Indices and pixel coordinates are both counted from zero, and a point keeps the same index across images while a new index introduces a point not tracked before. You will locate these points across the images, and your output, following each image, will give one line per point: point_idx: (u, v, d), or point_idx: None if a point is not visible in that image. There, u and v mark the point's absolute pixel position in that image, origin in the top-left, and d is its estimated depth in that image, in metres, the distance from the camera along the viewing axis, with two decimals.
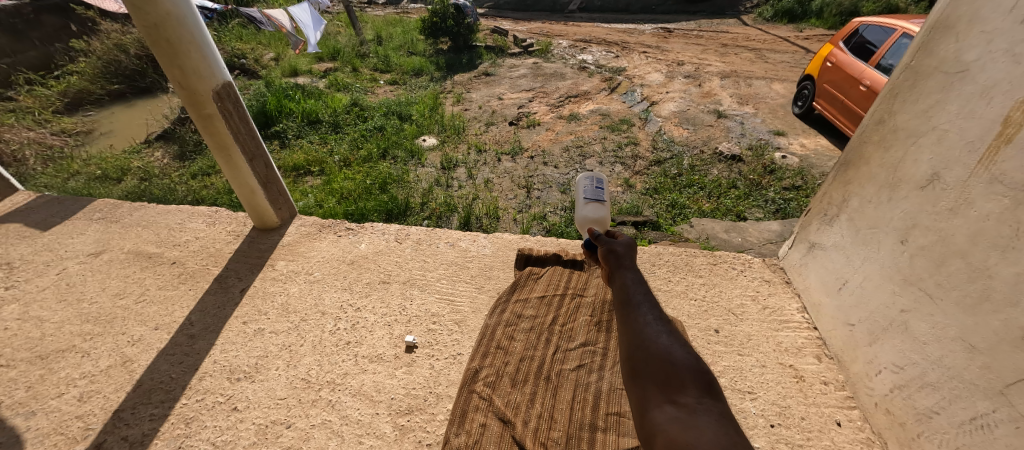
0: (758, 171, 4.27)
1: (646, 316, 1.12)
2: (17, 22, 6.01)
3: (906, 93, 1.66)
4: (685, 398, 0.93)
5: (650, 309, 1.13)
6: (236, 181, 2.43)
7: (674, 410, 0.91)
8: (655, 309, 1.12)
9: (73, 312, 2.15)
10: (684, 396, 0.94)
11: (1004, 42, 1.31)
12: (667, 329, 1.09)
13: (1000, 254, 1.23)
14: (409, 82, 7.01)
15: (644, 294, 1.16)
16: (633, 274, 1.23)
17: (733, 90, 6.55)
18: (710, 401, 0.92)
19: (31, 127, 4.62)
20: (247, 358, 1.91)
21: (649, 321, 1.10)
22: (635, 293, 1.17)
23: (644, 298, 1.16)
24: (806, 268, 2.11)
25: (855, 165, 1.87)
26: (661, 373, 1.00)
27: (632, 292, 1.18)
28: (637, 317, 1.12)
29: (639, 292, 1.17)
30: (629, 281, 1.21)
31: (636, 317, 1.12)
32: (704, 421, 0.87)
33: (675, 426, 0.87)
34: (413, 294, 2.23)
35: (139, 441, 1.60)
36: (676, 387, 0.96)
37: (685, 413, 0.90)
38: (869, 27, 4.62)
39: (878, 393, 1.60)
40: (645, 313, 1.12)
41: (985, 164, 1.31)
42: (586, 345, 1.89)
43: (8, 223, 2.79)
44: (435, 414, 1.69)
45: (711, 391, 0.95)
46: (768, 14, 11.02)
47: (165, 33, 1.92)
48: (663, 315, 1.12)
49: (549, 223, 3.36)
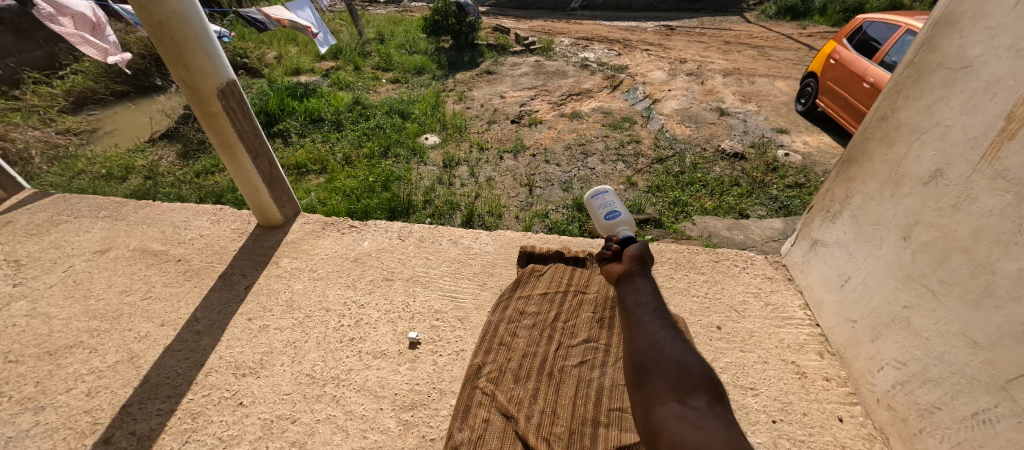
0: (761, 169, 4.25)
1: (659, 323, 1.18)
2: (22, 21, 5.88)
3: (910, 89, 1.66)
4: (695, 401, 0.96)
5: (664, 316, 1.20)
6: (240, 179, 2.44)
7: (683, 410, 0.94)
8: (668, 317, 1.20)
9: (81, 308, 2.17)
10: (695, 399, 0.97)
11: (1007, 39, 1.31)
12: (680, 337, 1.14)
13: (1002, 249, 1.23)
14: (412, 80, 7.02)
15: (659, 303, 1.24)
16: (650, 284, 1.31)
17: (736, 88, 6.53)
18: (719, 408, 0.95)
19: (36, 126, 4.64)
20: (252, 354, 1.93)
21: (664, 327, 1.16)
22: (651, 299, 1.24)
23: (659, 306, 1.24)
24: (809, 265, 2.11)
25: (858, 162, 1.87)
26: (672, 376, 1.03)
27: (647, 299, 1.25)
28: (652, 321, 1.18)
29: (655, 301, 1.24)
30: (645, 289, 1.28)
31: (651, 321, 1.18)
32: (714, 423, 0.89)
33: (684, 424, 0.89)
34: (416, 291, 2.24)
35: (148, 436, 1.62)
36: (686, 390, 0.99)
37: (693, 414, 0.92)
38: (874, 24, 4.59)
39: (880, 389, 1.60)
40: (660, 319, 1.18)
41: (988, 160, 1.31)
42: (589, 341, 1.90)
43: (15, 221, 2.81)
44: (438, 409, 1.70)
45: (720, 400, 0.98)
46: (772, 11, 11.04)
47: (171, 32, 1.94)
48: (675, 324, 1.19)
49: (551, 221, 3.37)
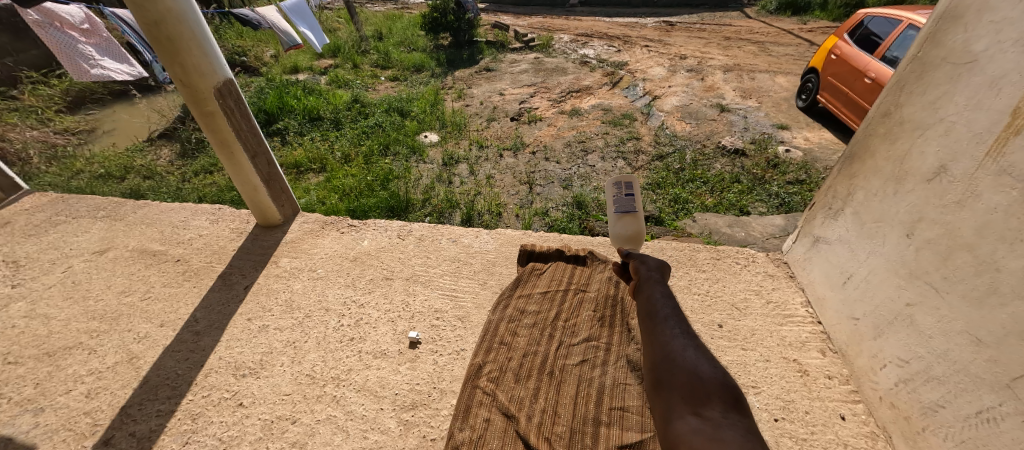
0: (762, 165, 4.24)
1: (671, 331, 1.19)
2: (20, 21, 5.87)
3: (913, 85, 1.64)
4: (710, 412, 0.96)
5: (676, 323, 1.21)
6: (238, 179, 2.42)
7: (698, 423, 0.94)
8: (680, 323, 1.20)
9: (81, 309, 2.17)
10: (710, 409, 0.97)
11: (1014, 33, 1.29)
12: (693, 344, 1.15)
13: (1007, 247, 1.22)
14: (410, 78, 6.98)
15: (670, 309, 1.24)
16: (661, 289, 1.31)
17: (735, 84, 6.51)
18: (735, 416, 0.94)
19: (33, 126, 4.58)
20: (252, 355, 1.92)
21: (676, 337, 1.16)
22: (662, 308, 1.25)
23: (671, 311, 1.24)
24: (811, 263, 2.10)
25: (860, 159, 1.86)
26: (686, 387, 1.04)
27: (659, 307, 1.26)
28: (664, 331, 1.19)
29: (666, 307, 1.25)
30: (657, 296, 1.29)
31: (663, 331, 1.20)
32: (729, 434, 0.88)
33: (698, 437, 0.90)
34: (416, 290, 2.23)
35: (147, 437, 1.61)
36: (701, 401, 0.99)
37: (708, 426, 0.92)
38: (874, 18, 4.55)
39: (883, 386, 1.59)
40: (672, 327, 1.19)
41: (993, 156, 1.30)
42: (589, 340, 1.88)
43: (13, 222, 2.79)
44: (438, 409, 1.70)
45: (737, 407, 0.97)
46: (773, 6, 10.89)
47: (166, 31, 1.92)
48: (688, 330, 1.19)
49: (551, 219, 3.35)
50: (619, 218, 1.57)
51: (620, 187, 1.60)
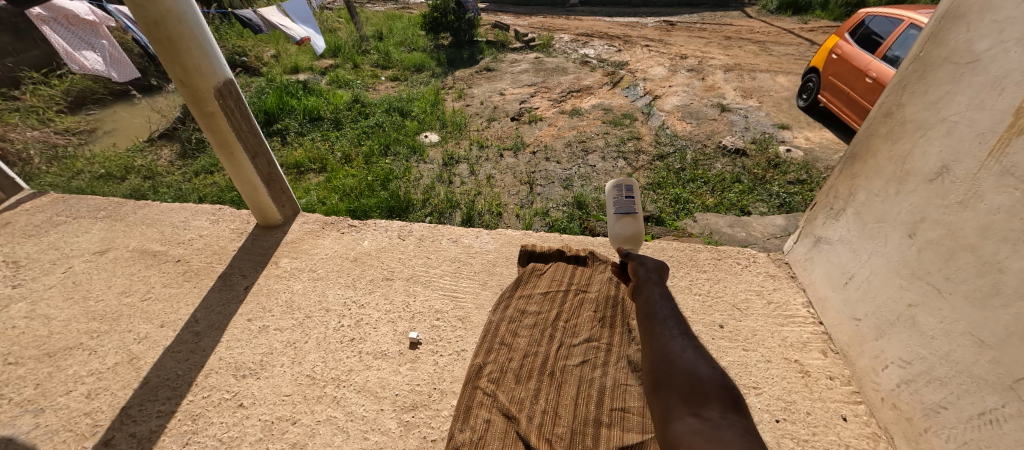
0: (762, 165, 4.24)
1: (670, 332, 1.19)
2: (20, 21, 5.88)
3: (915, 84, 1.63)
4: (709, 413, 0.95)
5: (675, 324, 1.21)
6: (239, 179, 2.42)
7: (697, 423, 0.94)
8: (679, 325, 1.20)
9: (81, 309, 2.17)
10: (708, 410, 0.96)
11: (1017, 32, 1.28)
12: (691, 345, 1.15)
13: (1010, 247, 1.22)
14: (410, 78, 6.99)
15: (668, 310, 1.25)
16: (659, 290, 1.32)
17: (736, 84, 6.49)
18: (733, 417, 0.94)
19: (34, 126, 4.58)
20: (252, 355, 1.92)
21: (675, 338, 1.17)
22: (661, 309, 1.25)
23: (670, 313, 1.25)
24: (813, 263, 2.09)
25: (861, 159, 1.85)
26: (685, 388, 1.04)
27: (658, 308, 1.26)
28: (663, 332, 1.19)
29: (665, 309, 1.25)
30: (657, 298, 1.29)
31: (661, 331, 1.20)
32: (728, 434, 0.88)
33: (697, 437, 0.89)
34: (416, 291, 2.23)
35: (147, 438, 1.61)
36: (699, 401, 0.99)
37: (707, 426, 0.92)
38: (875, 18, 4.55)
39: (885, 388, 1.59)
40: (671, 327, 1.20)
41: (996, 156, 1.29)
42: (590, 341, 1.88)
43: (13, 222, 2.79)
44: (439, 410, 1.69)
45: (735, 407, 0.97)
46: (773, 6, 10.87)
47: (166, 31, 1.91)
48: (686, 331, 1.20)
49: (552, 219, 3.35)
50: (618, 219, 1.58)
51: (621, 189, 1.60)
